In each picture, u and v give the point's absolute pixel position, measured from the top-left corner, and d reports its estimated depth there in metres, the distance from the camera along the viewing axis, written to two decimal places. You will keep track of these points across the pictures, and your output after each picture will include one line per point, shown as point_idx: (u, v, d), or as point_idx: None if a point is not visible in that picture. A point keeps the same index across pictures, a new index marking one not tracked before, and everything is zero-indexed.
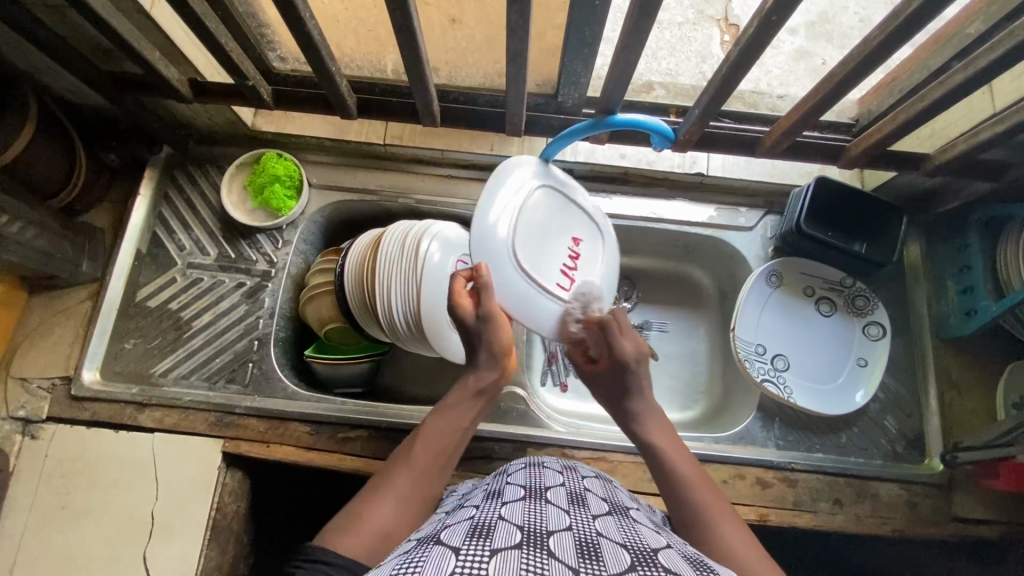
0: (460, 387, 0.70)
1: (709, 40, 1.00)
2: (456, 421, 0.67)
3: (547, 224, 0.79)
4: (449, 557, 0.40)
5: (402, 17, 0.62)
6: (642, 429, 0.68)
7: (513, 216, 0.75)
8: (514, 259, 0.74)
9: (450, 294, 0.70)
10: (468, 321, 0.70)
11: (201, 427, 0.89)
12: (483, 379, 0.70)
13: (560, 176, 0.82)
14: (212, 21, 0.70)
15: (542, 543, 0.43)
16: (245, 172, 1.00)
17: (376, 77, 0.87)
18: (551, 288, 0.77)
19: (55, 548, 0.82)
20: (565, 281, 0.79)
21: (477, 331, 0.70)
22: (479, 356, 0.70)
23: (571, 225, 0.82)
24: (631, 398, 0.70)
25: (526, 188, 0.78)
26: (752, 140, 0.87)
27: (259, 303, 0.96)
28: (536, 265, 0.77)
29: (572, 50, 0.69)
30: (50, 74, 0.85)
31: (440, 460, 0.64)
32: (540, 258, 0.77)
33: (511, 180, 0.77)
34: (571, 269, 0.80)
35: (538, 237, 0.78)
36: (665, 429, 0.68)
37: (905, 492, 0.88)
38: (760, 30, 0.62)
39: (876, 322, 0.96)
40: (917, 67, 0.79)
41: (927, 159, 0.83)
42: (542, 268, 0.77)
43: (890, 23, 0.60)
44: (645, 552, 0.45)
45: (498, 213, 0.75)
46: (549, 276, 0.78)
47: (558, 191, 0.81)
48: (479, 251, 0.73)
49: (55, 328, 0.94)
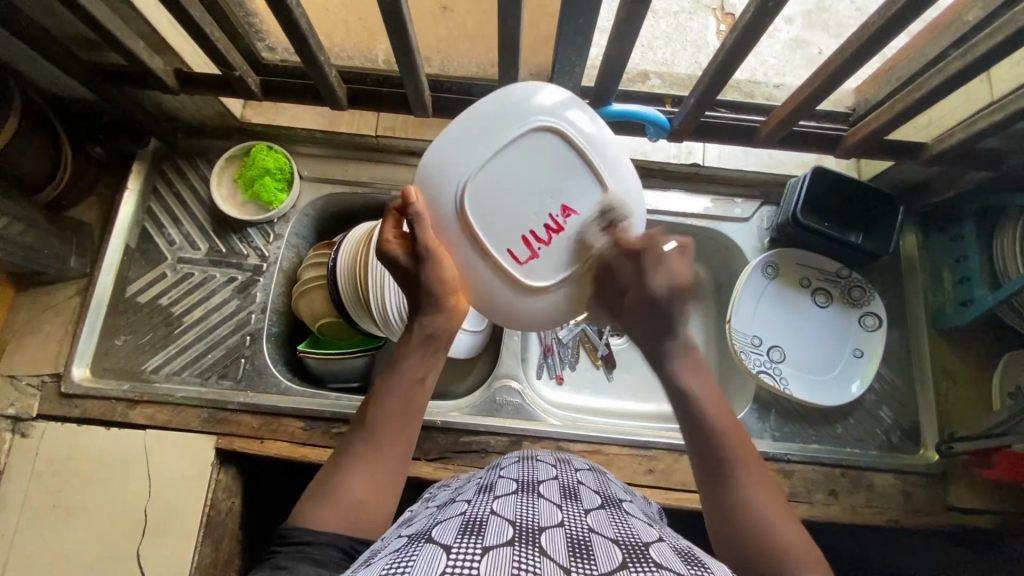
0: (406, 337, 0.66)
1: (705, 29, 0.99)
2: (413, 371, 0.63)
3: (530, 178, 0.60)
4: (440, 556, 0.40)
5: (390, 5, 0.61)
6: (672, 368, 0.64)
7: (475, 158, 0.59)
8: (456, 209, 0.60)
9: (380, 238, 0.65)
10: (405, 267, 0.63)
11: (193, 423, 0.87)
12: (429, 324, 0.65)
13: (581, 123, 0.60)
14: (197, 10, 0.68)
15: (534, 540, 0.43)
16: (235, 165, 0.98)
17: (366, 68, 0.85)
18: (495, 255, 0.61)
19: (49, 546, 0.81)
20: (523, 253, 0.61)
21: (416, 276, 0.63)
22: (422, 302, 0.65)
23: (570, 185, 0.60)
24: (667, 336, 0.64)
25: (515, 128, 0.59)
26: (749, 130, 0.86)
27: (252, 298, 0.95)
28: (487, 221, 0.60)
29: (566, 38, 0.67)
30: (33, 65, 0.83)
31: (408, 413, 0.61)
32: (498, 217, 0.60)
33: (495, 116, 0.59)
34: (543, 243, 0.61)
35: (506, 189, 0.60)
36: (699, 367, 0.64)
37: (900, 481, 0.88)
38: (757, 16, 0.60)
39: (872, 313, 0.95)
40: (915, 54, 0.78)
41: (925, 149, 0.83)
42: (492, 229, 0.61)
43: (889, 10, 0.59)
44: (636, 547, 0.44)
45: (458, 151, 0.60)
46: (503, 240, 0.61)
47: (565, 138, 0.60)
48: (424, 183, 0.62)
49: (43, 325, 0.92)
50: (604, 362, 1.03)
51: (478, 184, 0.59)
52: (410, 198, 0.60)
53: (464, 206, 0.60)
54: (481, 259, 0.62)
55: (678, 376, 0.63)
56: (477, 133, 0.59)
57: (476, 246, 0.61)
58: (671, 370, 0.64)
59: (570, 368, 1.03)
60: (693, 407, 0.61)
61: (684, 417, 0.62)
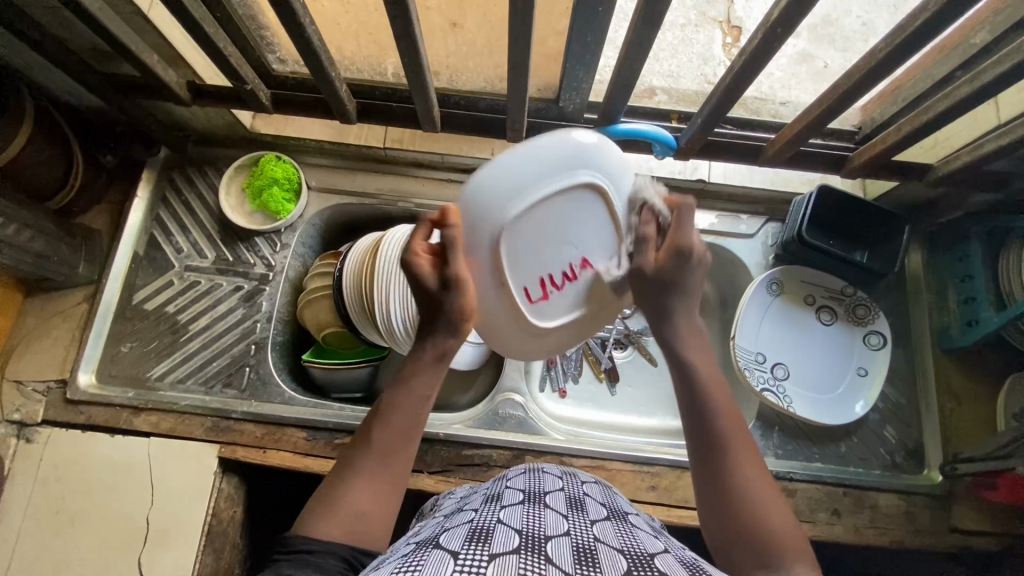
0: (419, 350, 0.61)
1: (711, 41, 0.96)
2: (422, 389, 0.60)
3: (580, 222, 0.60)
4: (448, 562, 0.40)
5: (403, 24, 0.62)
6: (678, 345, 0.62)
7: (540, 186, 0.57)
8: (494, 243, 0.58)
9: (408, 251, 0.59)
10: (431, 288, 0.59)
11: (196, 432, 0.88)
12: (441, 344, 0.60)
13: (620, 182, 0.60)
14: (210, 25, 0.69)
15: (541, 548, 0.43)
16: (244, 174, 0.99)
17: (376, 82, 0.86)
18: (510, 288, 0.61)
19: (50, 553, 0.82)
20: (536, 293, 0.62)
21: (438, 298, 0.59)
22: (436, 321, 0.60)
23: (594, 240, 0.61)
24: (672, 296, 0.61)
25: (562, 172, 0.57)
26: (755, 149, 0.87)
27: (257, 307, 0.96)
28: (520, 259, 0.60)
29: (575, 55, 0.68)
30: (47, 75, 0.84)
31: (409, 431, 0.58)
32: (531, 255, 0.60)
33: (549, 160, 0.56)
34: (555, 287, 0.62)
35: (542, 225, 0.59)
36: (704, 347, 0.62)
37: (904, 502, 0.87)
38: (767, 40, 0.61)
39: (876, 332, 0.95)
40: (920, 76, 0.79)
41: (932, 170, 0.83)
42: (517, 266, 0.60)
43: (897, 38, 0.60)
44: (641, 557, 0.44)
45: (516, 180, 0.56)
46: (520, 279, 0.61)
47: (601, 197, 0.59)
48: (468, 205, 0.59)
49: (51, 330, 0.93)
50: (607, 374, 1.03)
51: (525, 217, 0.57)
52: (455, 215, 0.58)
53: (500, 244, 0.58)
54: (495, 284, 0.61)
55: (680, 346, 0.61)
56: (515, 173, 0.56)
57: (498, 278, 0.60)
58: (676, 349, 0.61)
59: (573, 381, 1.02)
60: (695, 381, 0.60)
61: (685, 396, 0.60)
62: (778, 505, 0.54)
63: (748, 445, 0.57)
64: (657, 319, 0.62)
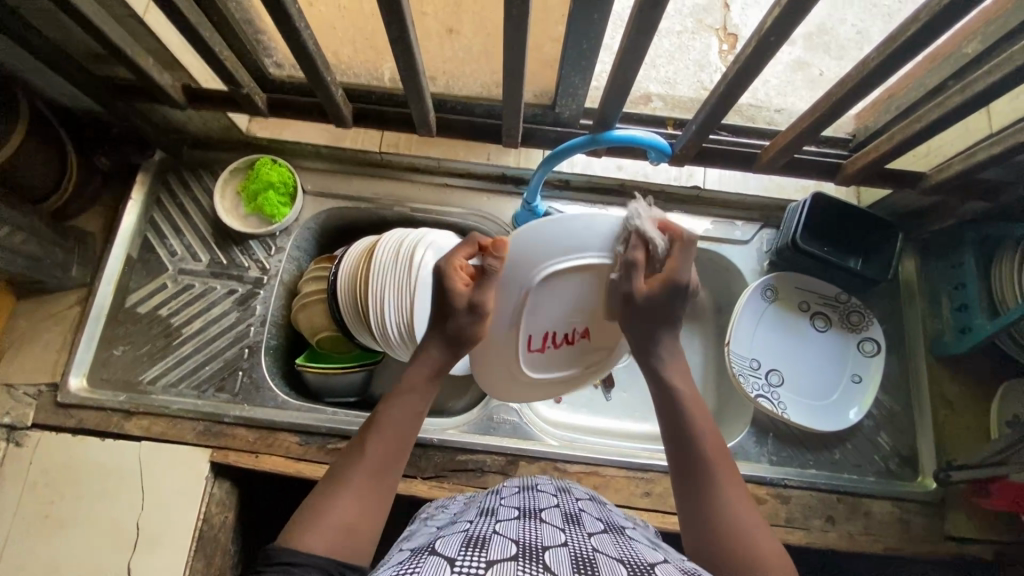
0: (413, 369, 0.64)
1: (708, 48, 0.99)
2: (413, 406, 0.62)
3: (592, 301, 0.69)
4: (445, 568, 0.40)
5: (399, 30, 0.62)
6: (660, 369, 0.65)
7: (584, 253, 0.64)
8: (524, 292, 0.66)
9: (449, 263, 0.65)
10: (455, 304, 0.63)
11: (188, 436, 0.87)
12: (442, 362, 0.65)
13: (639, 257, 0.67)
14: (206, 30, 0.69)
15: (539, 556, 0.43)
16: (239, 178, 0.99)
17: (375, 86, 0.87)
18: (520, 333, 0.69)
19: (37, 558, 0.81)
20: (537, 344, 0.71)
21: (459, 316, 0.64)
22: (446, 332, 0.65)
23: (602, 321, 0.72)
24: (662, 327, 0.64)
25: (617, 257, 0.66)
26: (751, 155, 0.88)
27: (251, 310, 0.95)
28: (534, 313, 0.68)
29: (570, 62, 0.69)
30: (43, 77, 0.84)
31: (398, 448, 0.59)
32: (546, 313, 0.69)
33: (592, 235, 0.64)
34: (553, 343, 0.72)
35: (565, 298, 0.67)
36: (686, 372, 0.65)
37: (897, 509, 0.87)
38: (760, 50, 0.62)
39: (871, 338, 0.95)
40: (913, 84, 0.79)
41: (926, 178, 0.83)
42: (532, 319, 0.69)
43: (888, 47, 0.61)
44: (642, 566, 0.44)
45: (563, 241, 0.63)
46: (531, 328, 0.70)
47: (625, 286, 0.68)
48: (517, 242, 0.65)
49: (43, 333, 0.93)
50: (602, 379, 1.03)
51: (554, 278, 0.65)
52: (504, 248, 0.63)
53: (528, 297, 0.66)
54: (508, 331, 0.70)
55: (663, 370, 0.65)
56: (565, 239, 0.63)
57: (514, 323, 0.68)
58: (660, 371, 0.64)
59: None
60: (675, 403, 0.62)
61: (667, 417, 0.62)
62: (759, 523, 0.54)
63: (727, 465, 0.58)
64: (646, 349, 0.65)
